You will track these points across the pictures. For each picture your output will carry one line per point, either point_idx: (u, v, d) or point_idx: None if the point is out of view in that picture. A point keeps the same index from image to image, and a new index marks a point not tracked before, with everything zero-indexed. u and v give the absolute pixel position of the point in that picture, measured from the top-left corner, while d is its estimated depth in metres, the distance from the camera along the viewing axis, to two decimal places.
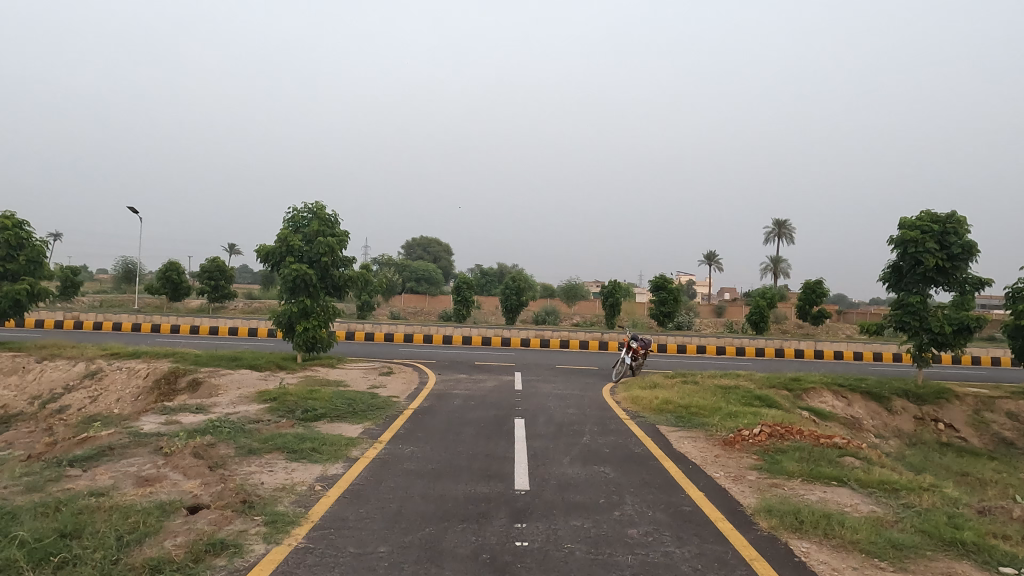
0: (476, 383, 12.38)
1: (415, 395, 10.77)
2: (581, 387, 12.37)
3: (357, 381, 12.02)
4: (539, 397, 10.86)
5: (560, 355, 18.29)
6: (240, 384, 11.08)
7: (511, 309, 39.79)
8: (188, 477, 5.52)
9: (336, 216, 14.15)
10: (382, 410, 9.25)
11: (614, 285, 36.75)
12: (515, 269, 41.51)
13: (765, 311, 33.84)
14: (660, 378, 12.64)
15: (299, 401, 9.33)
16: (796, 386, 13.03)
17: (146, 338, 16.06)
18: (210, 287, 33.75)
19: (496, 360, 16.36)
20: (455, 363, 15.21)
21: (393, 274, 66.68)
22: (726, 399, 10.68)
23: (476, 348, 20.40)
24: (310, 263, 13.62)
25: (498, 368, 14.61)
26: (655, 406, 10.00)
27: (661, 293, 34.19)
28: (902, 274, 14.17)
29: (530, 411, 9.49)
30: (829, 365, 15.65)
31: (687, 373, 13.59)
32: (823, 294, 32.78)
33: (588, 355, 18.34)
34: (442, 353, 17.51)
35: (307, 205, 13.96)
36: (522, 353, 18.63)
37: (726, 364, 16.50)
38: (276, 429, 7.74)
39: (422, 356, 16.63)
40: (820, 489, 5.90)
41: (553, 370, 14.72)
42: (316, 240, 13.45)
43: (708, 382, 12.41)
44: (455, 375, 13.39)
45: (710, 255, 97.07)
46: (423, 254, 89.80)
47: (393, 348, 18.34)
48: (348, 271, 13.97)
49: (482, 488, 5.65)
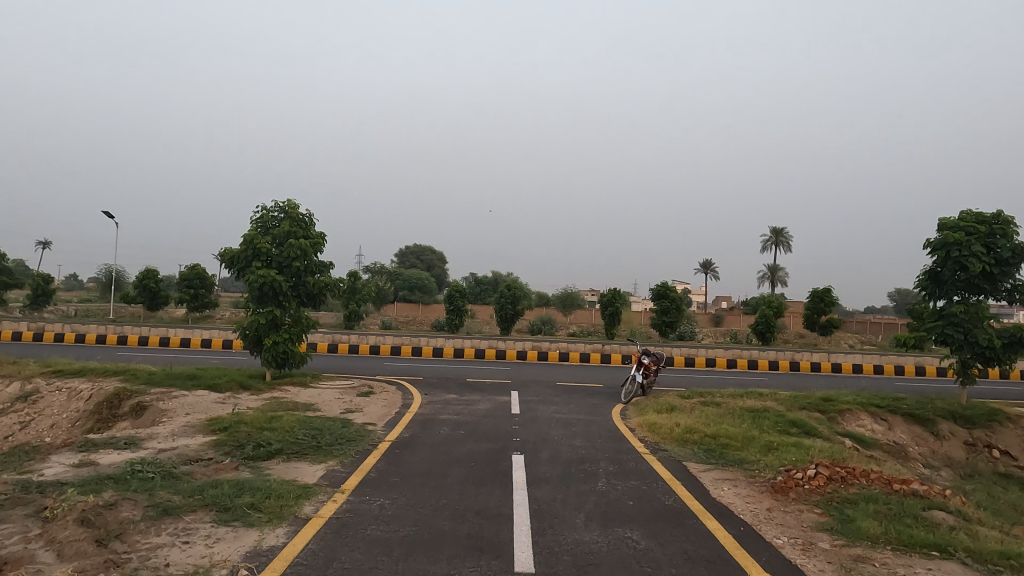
0: (467, 406, 10.85)
1: (395, 422, 9.24)
2: (587, 409, 10.86)
3: (330, 404, 10.45)
4: (540, 423, 9.36)
5: (561, 370, 16.76)
6: (191, 408, 9.51)
7: (506, 319, 38.26)
8: (59, 562, 3.96)
9: (310, 216, 12.65)
10: (353, 443, 7.69)
11: (613, 293, 35.31)
12: (510, 277, 40.04)
13: (771, 321, 32.43)
14: (677, 400, 11.15)
15: (252, 433, 7.76)
16: (829, 408, 11.56)
17: (100, 353, 14.48)
18: (190, 296, 32.18)
19: (491, 376, 14.84)
20: (445, 381, 13.68)
21: (385, 283, 65.17)
22: (758, 425, 9.17)
23: (468, 362, 18.86)
24: (280, 269, 12.09)
25: (493, 386, 13.07)
26: (678, 435, 8.49)
27: (663, 302, 32.75)
28: (942, 280, 12.73)
29: (529, 443, 7.97)
30: (859, 382, 14.15)
31: (705, 394, 12.09)
32: (832, 302, 31.37)
33: (591, 370, 16.82)
34: (432, 369, 15.94)
35: (278, 205, 12.46)
36: (519, 368, 17.09)
37: (744, 381, 14.98)
38: (214, 474, 6.18)
39: (408, 372, 15.08)
40: (924, 567, 4.40)
41: (554, 388, 13.19)
42: (286, 244, 11.92)
43: (732, 405, 10.92)
44: (444, 396, 11.84)
45: (707, 264, 95.87)
46: (416, 262, 88.36)
47: (377, 364, 16.74)
48: (323, 279, 12.46)
49: (471, 571, 4.13)
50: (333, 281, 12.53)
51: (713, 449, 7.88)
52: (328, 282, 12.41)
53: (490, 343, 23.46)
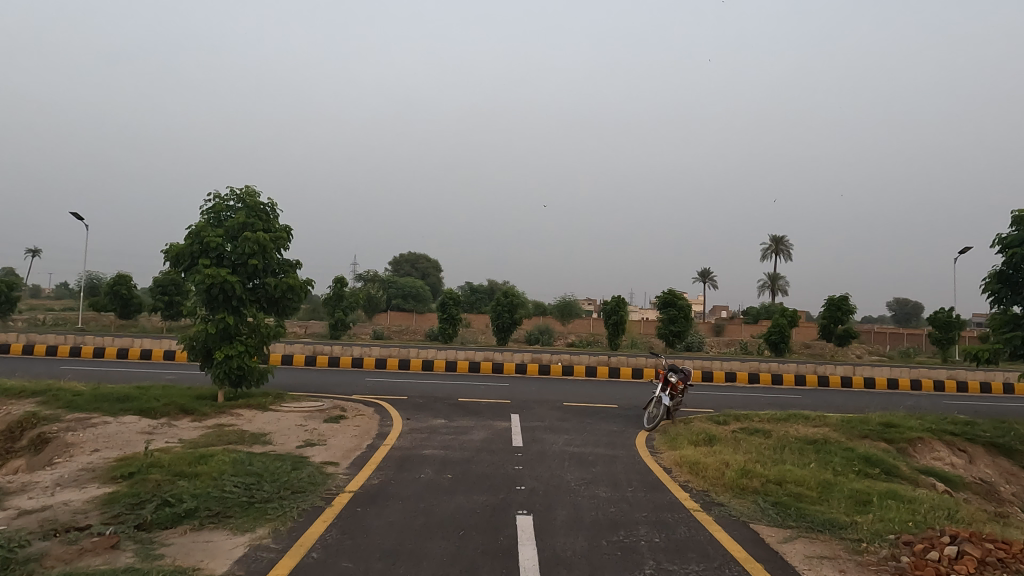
0: (458, 435, 8.84)
1: (364, 460, 7.21)
2: (605, 438, 8.86)
3: (288, 435, 8.38)
4: (549, 462, 7.35)
5: (566, 387, 14.75)
6: (104, 441, 7.43)
7: (503, 329, 36.27)
8: None
9: (273, 207, 10.69)
10: (300, 497, 5.64)
11: (617, 302, 33.40)
12: (507, 284, 38.04)
13: (786, 330, 30.48)
14: (714, 428, 9.18)
15: (163, 483, 5.70)
16: (895, 433, 9.61)
17: (30, 369, 12.37)
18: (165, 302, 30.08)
19: (487, 394, 12.82)
20: (433, 401, 11.66)
21: (376, 291, 63.13)
22: (829, 464, 7.18)
23: (461, 376, 16.83)
24: (234, 268, 10.08)
25: (489, 408, 11.07)
26: (733, 479, 6.48)
27: (670, 311, 30.82)
28: (1018, 283, 10.81)
29: (540, 494, 5.97)
30: (914, 403, 12.18)
31: (744, 419, 10.10)
32: (849, 311, 29.55)
33: (601, 387, 14.80)
34: (420, 385, 13.91)
35: (235, 193, 10.52)
36: (519, 384, 15.05)
37: (778, 403, 13.01)
38: (73, 562, 4.12)
39: (391, 390, 13.04)
40: None
41: (561, 409, 11.19)
42: (241, 237, 9.92)
43: (782, 434, 8.94)
44: (431, 421, 9.82)
45: (706, 272, 94.24)
46: (410, 271, 86.35)
47: (357, 379, 14.68)
48: (287, 279, 10.44)
49: None
50: (299, 283, 10.52)
51: (784, 503, 5.88)
52: (293, 283, 10.40)
53: (485, 355, 21.40)
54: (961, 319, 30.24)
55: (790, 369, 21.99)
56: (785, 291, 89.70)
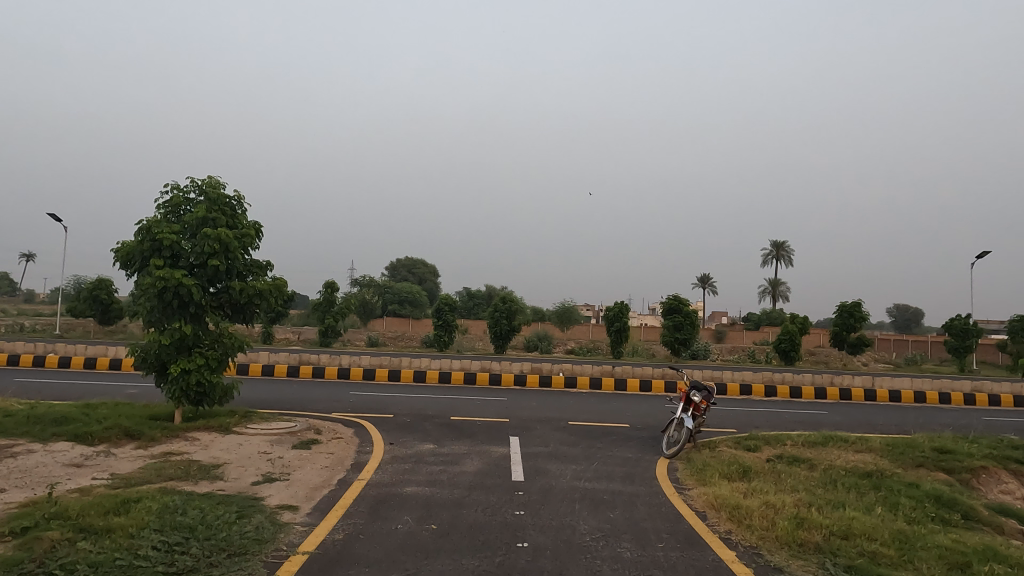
0: (448, 464, 7.54)
1: (332, 503, 5.89)
2: (620, 470, 7.55)
3: (246, 467, 7.06)
4: (558, 504, 6.05)
5: (570, 402, 13.45)
6: (16, 478, 6.11)
7: (501, 336, 34.94)
8: None
9: (241, 200, 9.40)
10: (237, 565, 4.32)
11: (620, 308, 32.11)
12: (505, 289, 36.71)
13: (796, 338, 29.14)
14: (747, 457, 7.88)
15: (60, 545, 4.39)
16: (954, 461, 8.32)
17: None
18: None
19: (484, 412, 11.50)
20: (423, 420, 10.34)
21: (371, 296, 61.78)
22: (898, 508, 5.89)
23: (456, 389, 15.51)
24: (193, 270, 8.79)
25: (485, 429, 9.76)
26: (788, 531, 5.18)
27: (675, 318, 29.55)
28: None
29: (549, 556, 4.66)
30: (960, 424, 10.88)
31: (778, 446, 8.80)
32: (863, 317, 28.36)
33: (608, 403, 13.49)
34: (409, 400, 12.60)
35: (197, 183, 9.23)
36: (518, 399, 13.71)
37: (806, 423, 11.71)
38: None
39: (377, 406, 11.72)
40: None
41: (567, 431, 9.87)
42: (200, 233, 8.63)
43: (827, 464, 7.65)
44: (418, 446, 8.51)
45: (706, 277, 93.04)
46: (407, 276, 85.13)
47: (341, 393, 13.35)
48: (254, 282, 9.15)
49: None
50: (268, 287, 9.22)
51: (862, 567, 4.59)
52: (261, 287, 9.09)
53: (482, 365, 20.09)
54: (979, 327, 29.02)
55: (806, 380, 20.68)
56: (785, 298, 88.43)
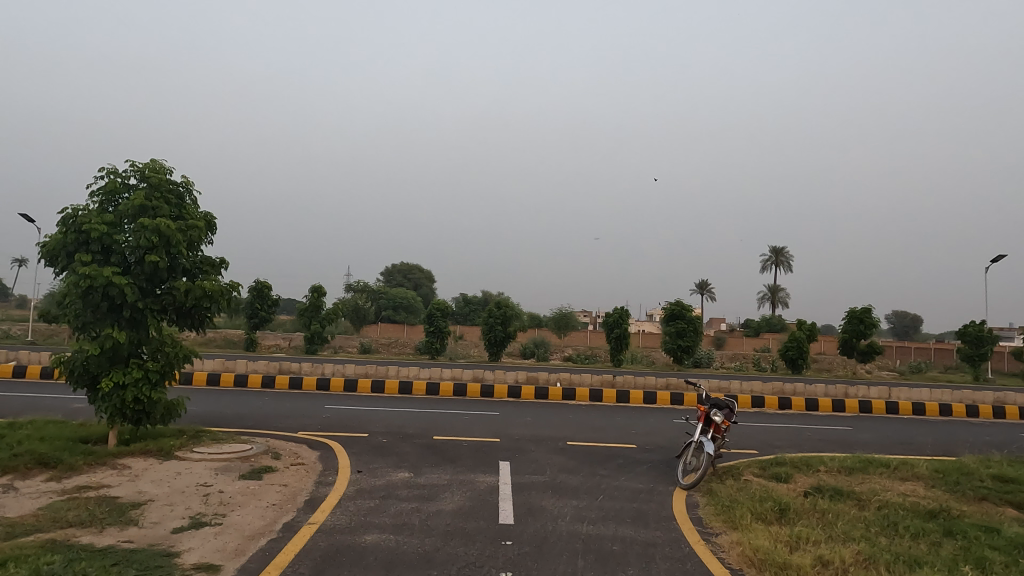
0: (422, 500, 6.24)
1: (266, 560, 4.61)
2: (630, 507, 6.28)
3: (173, 506, 5.76)
4: (555, 559, 4.78)
5: (569, 418, 12.17)
6: None
7: (496, 343, 33.64)
8: None
9: (189, 187, 8.13)
10: None
11: (620, 314, 30.86)
12: (501, 294, 35.42)
13: (804, 346, 27.85)
14: (780, 492, 6.62)
15: None
16: (1021, 493, 7.07)
17: None
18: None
19: (472, 430, 10.22)
20: (400, 441, 9.06)
21: (364, 302, 60.39)
22: (989, 567, 4.63)
23: (443, 402, 14.20)
24: (129, 267, 7.54)
25: (471, 452, 8.47)
26: None
27: (677, 324, 28.31)
28: None
29: None
30: (1010, 445, 9.63)
31: (812, 475, 7.54)
32: (873, 323, 27.17)
33: (610, 419, 12.25)
34: (390, 416, 11.32)
35: (138, 167, 7.95)
36: (511, 414, 12.42)
37: (832, 444, 10.46)
38: None
39: (353, 423, 10.44)
40: None
41: (566, 454, 8.59)
42: (136, 224, 7.37)
43: (879, 499, 6.39)
44: (390, 475, 7.23)
45: (704, 284, 91.99)
46: (403, 282, 83.82)
47: (315, 408, 12.06)
48: (202, 282, 7.89)
49: None
50: (219, 287, 7.96)
51: None
52: (210, 288, 7.82)
53: (474, 375, 18.79)
54: (993, 334, 27.81)
55: (818, 391, 19.44)
56: (785, 304, 87.27)
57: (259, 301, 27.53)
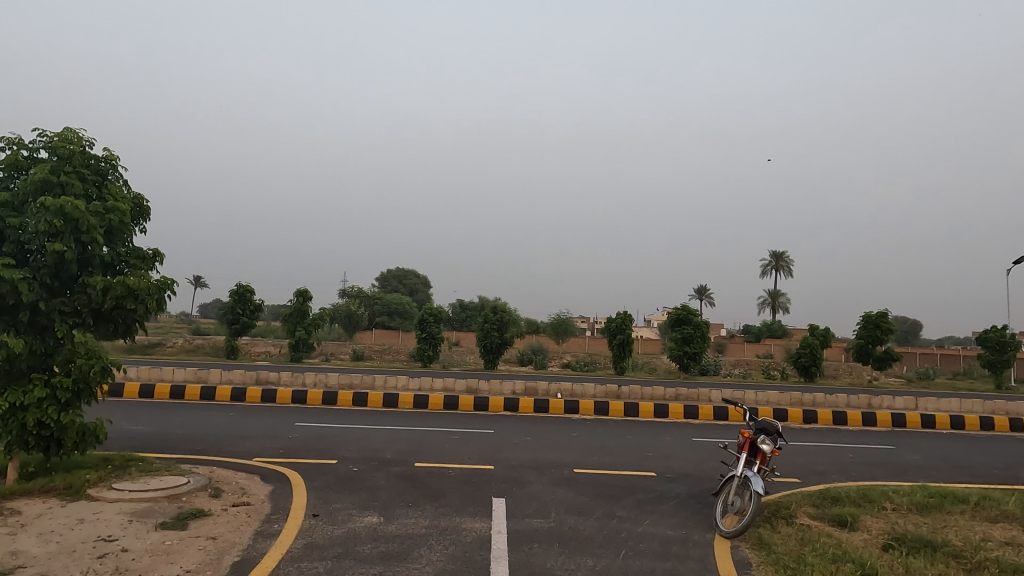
0: (390, 561, 4.75)
1: None
2: (663, 569, 4.78)
3: None
4: None
5: (573, 436, 10.67)
6: None
7: (492, 350, 32.12)
8: None
9: (112, 162, 6.65)
10: None
11: (623, 319, 29.38)
12: (497, 299, 33.92)
13: (819, 353, 26.29)
14: (853, 544, 5.14)
15: None
16: None
17: None
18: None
19: (462, 453, 8.70)
20: (375, 470, 7.55)
21: (358, 307, 58.86)
22: None
23: (432, 417, 12.68)
24: (30, 259, 6.06)
25: (459, 486, 6.97)
26: None
27: (684, 329, 26.84)
28: None
29: None
30: None
31: (881, 517, 6.06)
32: (890, 328, 25.73)
33: (620, 437, 10.74)
34: (367, 436, 9.80)
35: (48, 136, 6.47)
36: (508, 431, 10.91)
37: (882, 468, 8.97)
38: None
39: (322, 444, 8.93)
40: None
41: (573, 486, 7.10)
42: (35, 204, 5.88)
43: (985, 557, 4.91)
44: (354, 520, 5.72)
45: (704, 289, 90.68)
46: (398, 287, 82.38)
47: (284, 426, 10.55)
48: (126, 277, 6.38)
49: None
50: (146, 284, 6.43)
51: None
52: (135, 285, 6.31)
53: (468, 386, 17.29)
54: (1016, 340, 26.39)
55: (840, 402, 17.98)
56: (785, 309, 86.02)
57: (241, 306, 25.98)
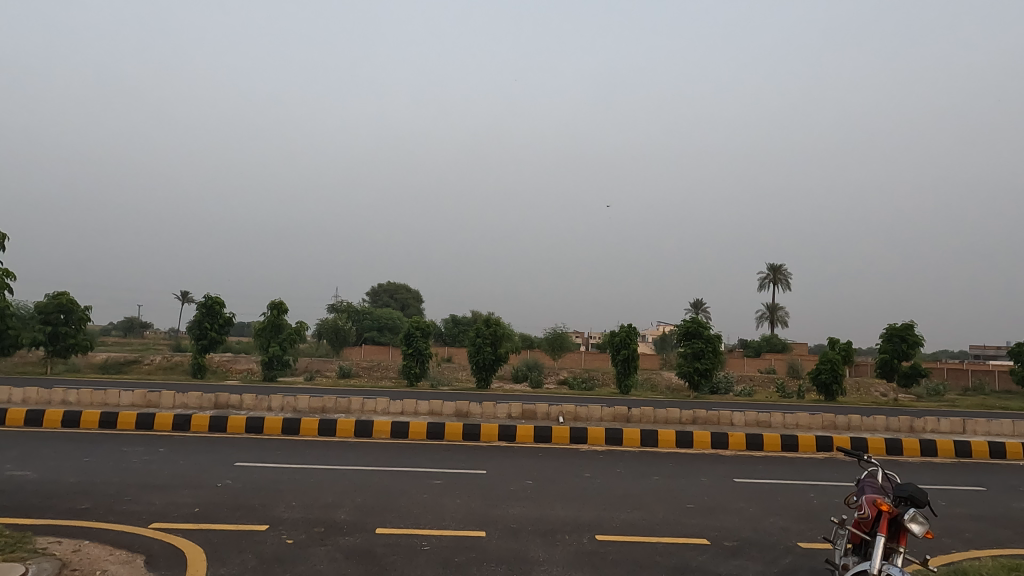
0: None
1: None
2: None
3: None
4: None
5: (585, 477, 8.47)
6: None
7: (485, 367, 29.89)
8: None
9: None
10: None
11: (626, 332, 27.28)
12: (490, 313, 31.74)
13: (840, 368, 24.16)
14: None
15: None
16: None
17: None
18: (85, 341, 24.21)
19: (444, 510, 6.50)
20: (316, 543, 5.33)
21: (345, 322, 56.55)
22: None
23: (412, 449, 10.46)
24: None
25: (434, 571, 4.77)
26: None
27: (694, 343, 24.75)
28: None
29: None
30: None
31: None
32: (917, 342, 23.72)
33: (644, 478, 8.56)
34: (321, 483, 7.56)
35: None
36: (504, 471, 8.71)
37: (996, 524, 6.82)
38: None
39: (256, 498, 6.70)
40: None
41: (601, 569, 4.92)
42: None
43: None
44: None
45: (700, 303, 88.97)
46: (389, 302, 80.24)
47: (219, 466, 8.30)
48: None
49: None
50: None
51: None
52: None
53: (457, 408, 15.09)
54: None
55: (878, 425, 15.87)
56: (785, 322, 84.27)
57: (208, 319, 23.72)
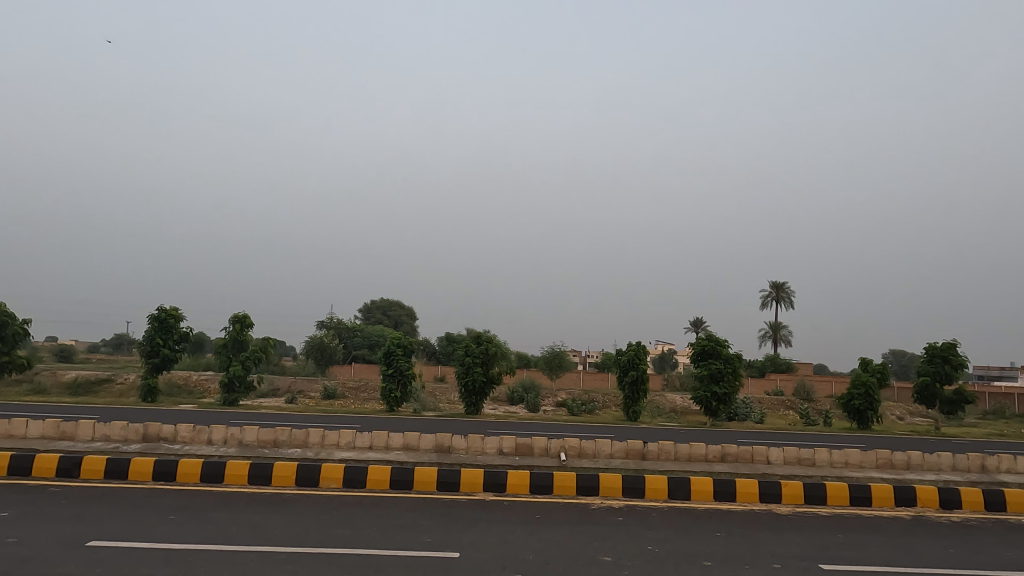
0: None
1: None
2: None
3: None
4: None
5: (605, 565, 5.74)
6: None
7: (476, 390, 27.14)
8: None
9: None
10: None
11: (634, 351, 24.61)
12: (484, 332, 29.06)
13: (874, 393, 21.45)
14: None
15: None
16: None
17: None
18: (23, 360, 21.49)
19: None
20: None
21: (333, 339, 53.88)
22: None
23: (364, 508, 7.72)
24: None
25: None
26: None
27: (709, 364, 22.07)
28: None
29: None
30: None
31: None
32: (961, 364, 21.04)
33: (690, 566, 5.82)
34: None
35: None
36: (487, 552, 5.98)
37: None
38: None
39: None
40: None
41: None
42: None
43: None
44: None
45: (700, 321, 86.68)
46: (382, 319, 77.69)
47: (59, 548, 5.57)
48: None
49: None
50: None
51: None
52: None
53: (437, 443, 12.36)
54: None
55: (943, 463, 13.14)
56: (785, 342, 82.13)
57: (162, 334, 21.02)
